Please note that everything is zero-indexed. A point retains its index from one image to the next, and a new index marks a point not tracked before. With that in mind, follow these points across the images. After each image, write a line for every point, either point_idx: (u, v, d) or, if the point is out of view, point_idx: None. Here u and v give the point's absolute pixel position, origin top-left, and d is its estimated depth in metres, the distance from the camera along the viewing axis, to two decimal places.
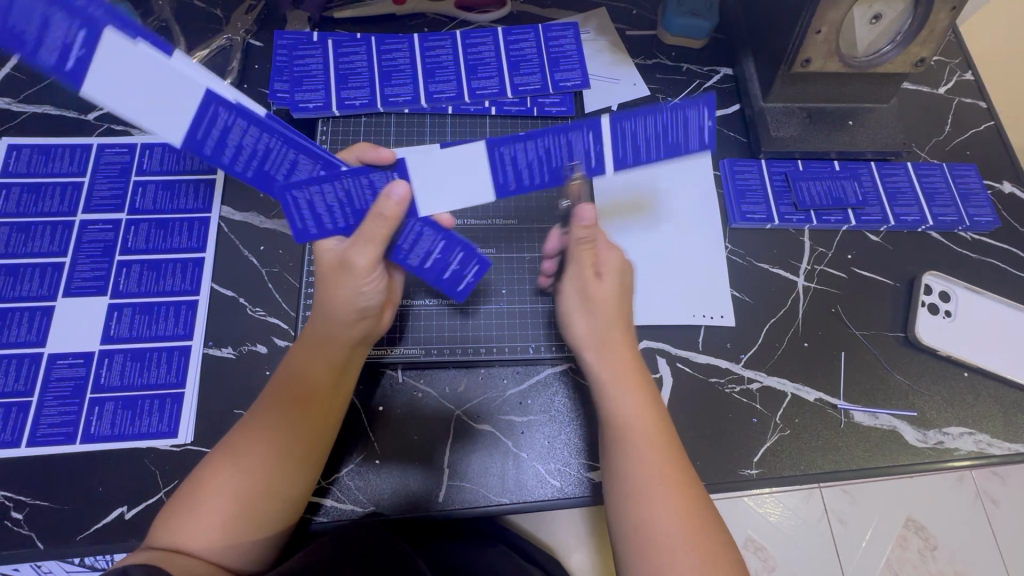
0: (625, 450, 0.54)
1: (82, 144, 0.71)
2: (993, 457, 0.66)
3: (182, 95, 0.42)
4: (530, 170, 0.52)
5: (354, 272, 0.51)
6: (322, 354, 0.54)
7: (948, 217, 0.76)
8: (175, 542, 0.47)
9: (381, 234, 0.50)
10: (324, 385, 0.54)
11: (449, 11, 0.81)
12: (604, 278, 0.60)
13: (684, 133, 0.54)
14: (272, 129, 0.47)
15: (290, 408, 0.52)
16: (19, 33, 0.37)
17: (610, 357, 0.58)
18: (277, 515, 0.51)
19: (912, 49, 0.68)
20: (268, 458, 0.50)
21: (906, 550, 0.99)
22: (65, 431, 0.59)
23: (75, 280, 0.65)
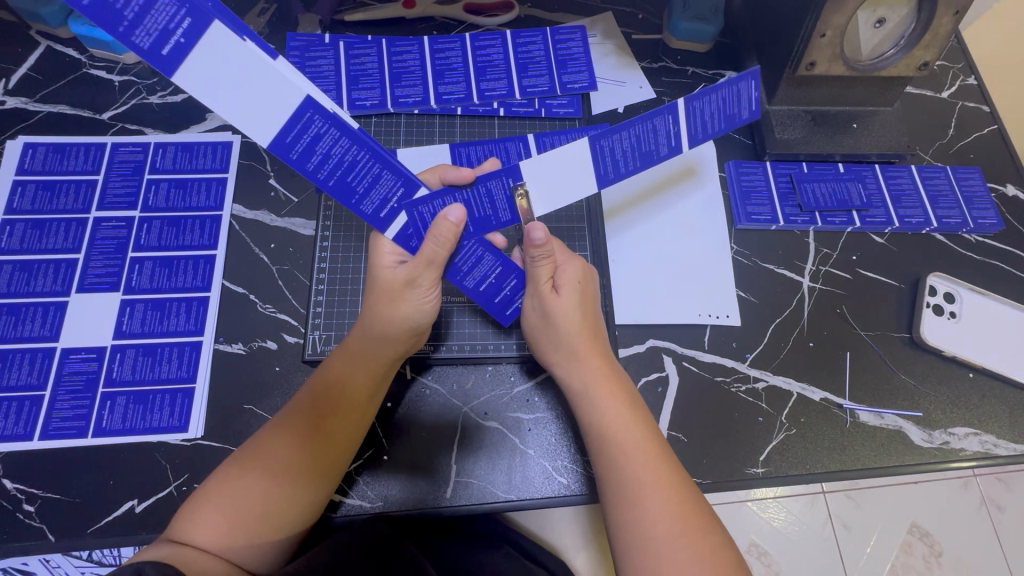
0: (614, 456, 0.55)
1: (96, 142, 0.73)
2: (998, 458, 0.66)
3: (283, 97, 0.44)
4: (492, 203, 0.57)
5: (419, 289, 0.57)
6: (361, 366, 0.57)
7: (953, 219, 0.77)
8: (192, 540, 0.47)
9: (437, 253, 0.55)
10: (358, 396, 0.56)
11: (458, 14, 0.83)
12: (564, 292, 0.61)
13: (740, 105, 0.58)
14: (363, 144, 0.50)
15: (324, 415, 0.54)
16: (118, 12, 0.38)
17: (581, 369, 0.60)
18: (297, 521, 0.52)
19: (917, 53, 0.69)
20: (298, 461, 0.51)
21: (911, 556, 0.99)
22: (77, 424, 0.60)
23: (89, 276, 0.66)
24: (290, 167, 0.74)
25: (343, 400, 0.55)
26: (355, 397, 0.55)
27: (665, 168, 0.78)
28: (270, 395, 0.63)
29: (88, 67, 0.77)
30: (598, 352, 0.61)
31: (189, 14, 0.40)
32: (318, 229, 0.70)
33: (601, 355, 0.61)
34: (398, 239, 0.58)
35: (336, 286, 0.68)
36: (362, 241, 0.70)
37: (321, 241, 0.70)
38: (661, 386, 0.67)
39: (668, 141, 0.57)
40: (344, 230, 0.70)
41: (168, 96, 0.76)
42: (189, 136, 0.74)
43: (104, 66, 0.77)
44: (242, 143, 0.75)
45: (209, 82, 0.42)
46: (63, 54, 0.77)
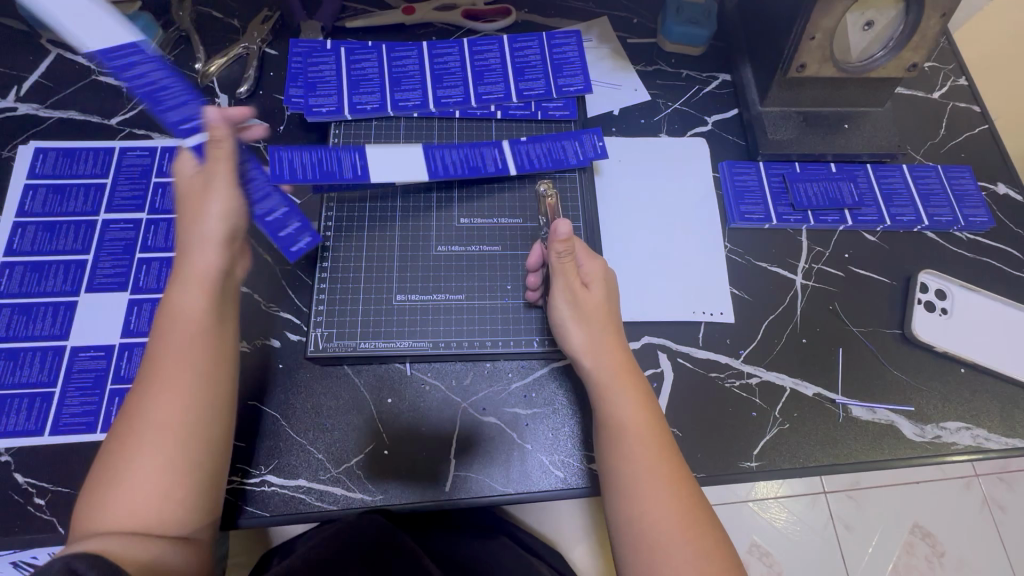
0: (619, 449, 0.56)
1: (105, 147, 0.75)
2: (990, 452, 0.67)
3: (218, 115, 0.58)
4: (337, 164, 0.70)
5: (213, 191, 0.54)
6: (185, 290, 0.53)
7: (944, 217, 0.78)
8: (103, 525, 0.46)
9: (218, 156, 0.54)
10: (201, 317, 0.52)
11: (457, 20, 0.85)
12: (592, 288, 0.62)
13: (569, 152, 0.75)
14: (173, 75, 0.57)
15: (175, 354, 0.51)
16: None
17: (605, 360, 0.60)
18: (193, 456, 0.49)
19: (905, 54, 0.71)
20: (162, 397, 0.50)
21: (913, 556, 1.06)
22: (86, 420, 0.62)
23: (98, 276, 0.68)
24: None
25: (181, 329, 0.52)
26: (198, 318, 0.52)
27: (659, 170, 0.79)
28: (274, 391, 0.65)
29: (97, 74, 0.79)
30: (617, 344, 0.61)
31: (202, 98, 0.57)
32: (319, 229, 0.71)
33: (619, 346, 0.61)
34: (195, 152, 0.57)
35: (337, 285, 0.69)
36: (362, 241, 0.71)
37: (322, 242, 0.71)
38: (656, 382, 0.68)
39: (495, 164, 0.74)
40: (345, 232, 0.71)
41: None
42: None
43: (113, 74, 0.79)
44: (246, 147, 0.76)
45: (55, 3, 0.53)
46: (73, 62, 0.79)
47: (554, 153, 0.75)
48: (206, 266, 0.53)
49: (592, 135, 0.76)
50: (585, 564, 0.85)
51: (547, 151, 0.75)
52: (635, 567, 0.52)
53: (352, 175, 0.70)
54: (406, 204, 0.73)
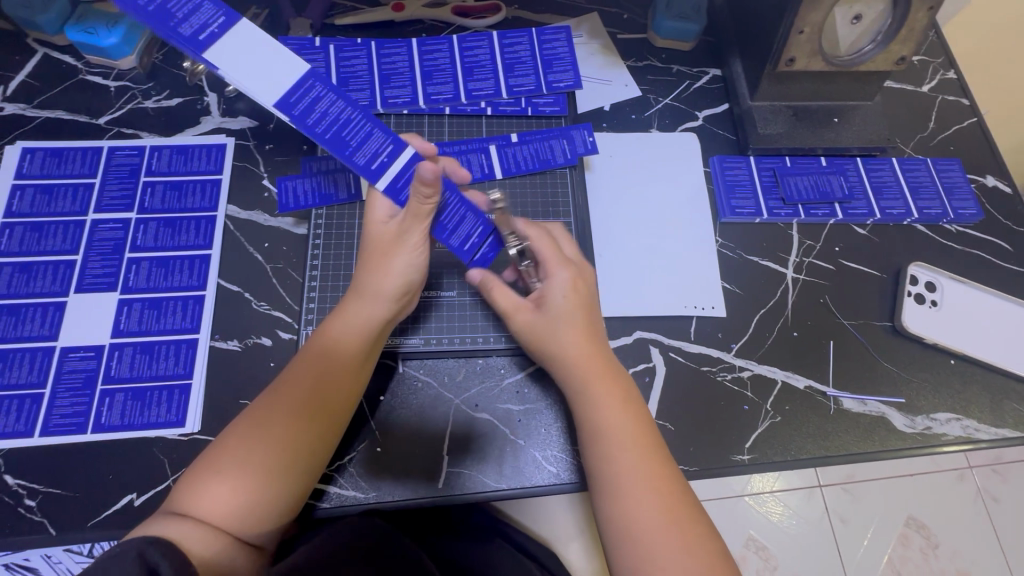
0: (602, 448, 0.56)
1: (93, 146, 0.74)
2: (981, 442, 0.68)
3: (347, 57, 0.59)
4: (335, 186, 0.72)
5: (405, 246, 0.61)
6: (352, 329, 0.60)
7: (933, 210, 0.78)
8: (200, 515, 0.49)
9: (420, 208, 0.57)
10: (352, 358, 0.59)
11: (447, 17, 0.84)
12: (545, 307, 0.63)
13: (554, 152, 0.76)
14: None
15: (318, 377, 0.57)
16: None
17: (579, 368, 0.60)
18: (298, 481, 0.54)
19: (893, 48, 0.71)
20: (293, 419, 0.55)
21: (909, 548, 1.07)
22: (76, 421, 0.61)
23: (87, 277, 0.67)
24: (283, 167, 0.75)
25: (332, 362, 0.58)
26: (349, 358, 0.59)
27: (650, 165, 0.79)
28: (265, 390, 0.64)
29: (84, 73, 0.79)
30: (594, 347, 0.61)
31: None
32: (310, 227, 0.71)
33: (597, 349, 0.62)
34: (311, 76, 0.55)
35: (328, 284, 0.69)
36: (353, 239, 0.71)
37: (313, 240, 0.71)
38: (648, 376, 0.68)
39: (482, 168, 0.74)
40: (335, 233, 0.71)
41: (163, 100, 0.78)
42: (185, 139, 0.76)
43: (101, 73, 0.79)
44: (235, 145, 0.76)
45: None
46: (60, 61, 0.79)
47: (541, 154, 0.75)
48: (377, 310, 0.61)
49: (583, 130, 0.77)
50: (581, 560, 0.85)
51: (534, 152, 0.76)
52: (622, 562, 0.52)
53: (346, 195, 0.72)
54: None
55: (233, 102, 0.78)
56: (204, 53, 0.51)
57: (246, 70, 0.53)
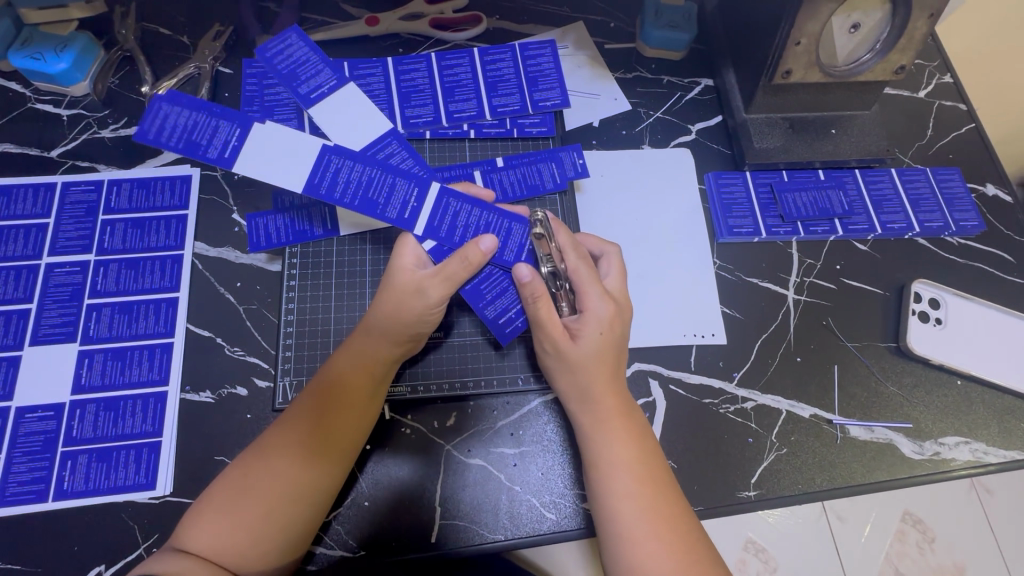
0: (612, 493, 0.53)
1: (45, 182, 0.69)
2: (990, 465, 0.66)
3: (373, 129, 0.66)
4: (309, 221, 0.68)
5: (426, 299, 0.57)
6: (358, 360, 0.57)
7: (934, 223, 0.76)
8: (196, 548, 0.48)
9: (457, 273, 0.58)
10: (358, 390, 0.56)
11: (424, 30, 0.80)
12: (581, 339, 0.58)
13: (542, 176, 0.72)
14: (204, 108, 0.57)
15: (320, 409, 0.54)
16: (148, 133, 0.56)
17: (596, 403, 0.57)
18: (301, 520, 0.51)
19: (892, 57, 0.68)
20: (293, 455, 0.52)
21: (906, 543, 1.05)
22: (36, 488, 0.57)
23: (42, 327, 0.62)
24: (254, 199, 0.70)
25: (340, 393, 0.55)
26: (354, 390, 0.55)
27: (642, 183, 0.76)
28: (242, 446, 0.60)
29: (33, 102, 0.73)
30: (614, 381, 0.58)
31: (334, 80, 0.66)
32: (285, 263, 0.67)
33: (616, 383, 0.58)
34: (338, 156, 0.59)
35: (306, 328, 0.65)
36: (332, 278, 0.67)
37: (288, 279, 0.66)
38: (648, 412, 0.65)
39: None
40: (312, 272, 0.67)
41: (121, 129, 0.72)
42: (146, 171, 0.70)
43: (51, 100, 0.73)
44: (201, 175, 0.71)
45: None
46: (6, 89, 0.73)
47: (529, 180, 0.71)
48: (393, 344, 0.58)
49: (572, 151, 0.73)
50: None
51: (521, 178, 0.71)
52: None
53: (322, 230, 0.68)
54: (377, 235, 0.69)
55: None
56: (234, 167, 0.57)
57: (276, 170, 0.58)
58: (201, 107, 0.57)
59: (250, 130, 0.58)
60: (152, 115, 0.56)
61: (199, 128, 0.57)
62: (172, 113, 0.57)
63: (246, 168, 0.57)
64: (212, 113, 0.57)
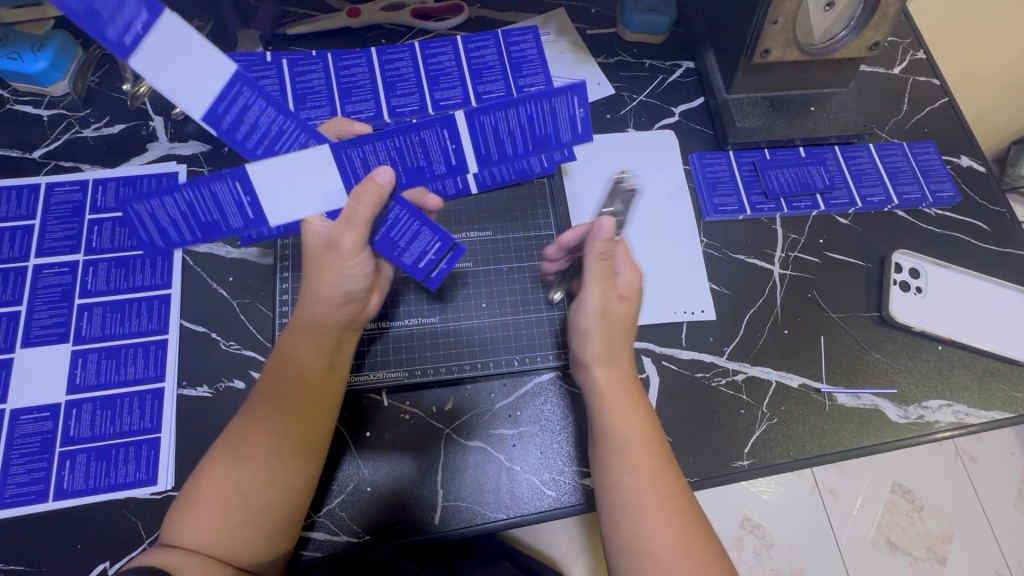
0: (619, 465, 0.54)
1: (29, 183, 0.68)
2: (972, 426, 0.68)
3: (208, 82, 0.49)
4: None
5: (342, 253, 0.54)
6: (310, 340, 0.55)
7: (912, 195, 0.78)
8: (179, 541, 0.48)
9: (356, 211, 0.52)
10: (319, 371, 0.55)
11: (406, 20, 0.80)
12: (626, 300, 0.60)
13: None
14: (178, 191, 0.53)
15: (278, 396, 0.53)
16: (151, 243, 0.57)
17: (614, 371, 0.58)
18: (290, 511, 0.52)
19: (867, 33, 0.69)
20: (255, 448, 0.51)
21: (895, 514, 1.08)
22: (36, 489, 0.57)
23: (34, 329, 0.62)
24: None
25: (298, 376, 0.54)
26: (308, 373, 0.54)
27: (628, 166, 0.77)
28: None
29: (12, 103, 0.72)
30: (625, 355, 0.60)
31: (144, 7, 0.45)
32: (276, 256, 0.67)
33: (626, 360, 0.60)
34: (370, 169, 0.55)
35: None
36: None
37: (281, 271, 0.66)
38: (643, 388, 0.67)
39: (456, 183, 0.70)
40: (305, 270, 0.66)
41: (104, 127, 0.72)
42: (130, 169, 0.70)
43: (31, 101, 0.72)
44: (188, 172, 0.71)
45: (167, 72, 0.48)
46: None
47: (538, 128, 0.61)
48: (333, 316, 0.56)
49: None
50: (570, 541, 0.87)
51: (527, 117, 0.59)
52: None
53: None
54: None
55: (182, 126, 0.72)
56: (270, 222, 0.55)
57: (299, 196, 0.54)
58: (173, 189, 0.53)
59: (248, 177, 0.52)
60: (138, 220, 0.55)
61: (198, 206, 0.54)
62: (158, 206, 0.54)
63: (279, 216, 0.54)
64: (195, 184, 0.52)
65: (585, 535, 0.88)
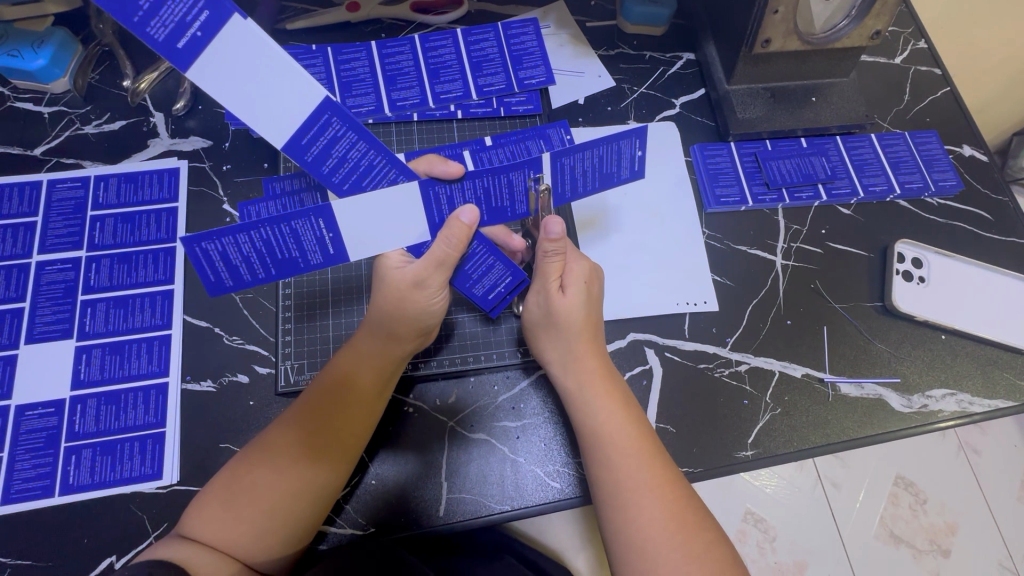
0: (604, 456, 0.54)
1: (31, 181, 0.68)
2: (975, 415, 0.68)
3: (297, 102, 0.45)
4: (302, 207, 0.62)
5: (428, 289, 0.57)
6: (367, 362, 0.57)
7: (914, 184, 0.78)
8: (198, 536, 0.48)
9: (446, 254, 0.55)
10: (367, 391, 0.56)
11: (406, 14, 0.80)
12: (567, 293, 0.60)
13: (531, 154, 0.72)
14: (253, 229, 0.49)
15: (332, 410, 0.54)
16: (219, 281, 0.53)
17: (575, 370, 0.59)
18: (303, 519, 0.51)
19: (868, 23, 0.68)
20: (297, 454, 0.52)
21: (898, 506, 1.08)
22: (42, 484, 0.57)
23: (38, 326, 0.62)
24: (246, 189, 0.70)
25: (345, 397, 0.55)
26: (365, 393, 0.56)
27: None
28: (246, 431, 0.60)
29: (12, 100, 0.72)
30: (595, 349, 0.61)
31: (206, 6, 0.40)
32: None
33: (598, 353, 0.61)
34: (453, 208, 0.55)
35: (305, 311, 0.65)
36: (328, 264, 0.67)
37: None
38: (646, 379, 0.67)
39: None
40: None
41: (104, 124, 0.72)
42: (132, 166, 0.70)
43: (31, 98, 0.72)
44: (189, 167, 0.71)
45: (222, 79, 0.43)
46: None
47: (606, 166, 0.57)
48: (391, 345, 0.58)
49: (559, 128, 0.74)
50: (571, 534, 0.87)
51: (598, 163, 0.56)
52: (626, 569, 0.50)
53: None
54: None
55: (182, 121, 0.72)
56: (346, 258, 0.54)
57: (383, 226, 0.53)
58: (245, 228, 0.49)
59: (332, 215, 0.50)
60: (204, 259, 0.51)
61: (274, 243, 0.51)
62: (231, 243, 0.50)
63: (359, 252, 0.54)
64: (274, 221, 0.49)
65: (587, 527, 0.88)
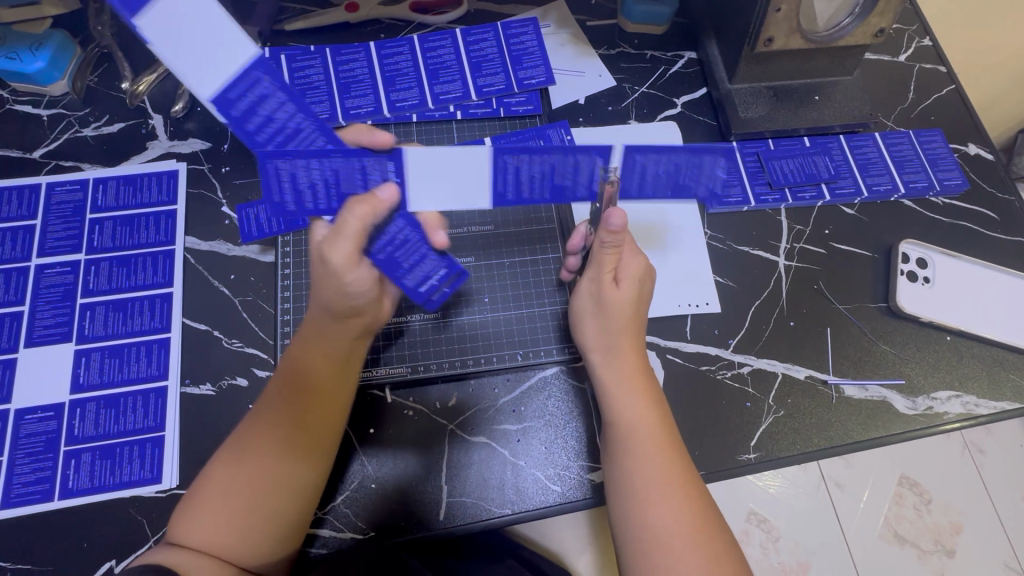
0: (636, 452, 0.53)
1: (30, 184, 0.68)
2: (981, 417, 0.67)
3: (228, 56, 0.43)
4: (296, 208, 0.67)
5: (336, 270, 0.48)
6: (314, 349, 0.54)
7: (919, 183, 0.77)
8: (186, 540, 0.48)
9: (354, 228, 0.47)
10: (320, 378, 0.53)
11: (405, 15, 0.79)
12: (620, 285, 0.59)
13: None
14: (332, 156, 0.46)
15: (285, 408, 0.52)
16: (279, 200, 0.48)
17: (617, 360, 0.58)
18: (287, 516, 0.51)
19: (872, 20, 0.68)
20: (270, 451, 0.51)
21: (903, 506, 1.07)
22: (41, 488, 0.57)
23: (37, 329, 0.62)
24: (245, 191, 0.70)
25: (301, 386, 0.53)
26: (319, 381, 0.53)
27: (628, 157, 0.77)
28: None
29: (12, 103, 0.72)
30: (635, 341, 0.60)
31: None
32: (277, 254, 0.66)
33: (637, 347, 0.59)
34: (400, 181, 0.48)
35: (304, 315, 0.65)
36: None
37: (283, 268, 0.66)
38: None
39: None
40: (306, 266, 0.66)
41: (103, 126, 0.71)
42: (131, 168, 0.70)
43: (30, 101, 0.72)
44: (188, 170, 0.70)
45: (167, 36, 0.42)
46: None
47: (682, 177, 0.50)
48: (335, 330, 0.54)
49: (559, 129, 0.74)
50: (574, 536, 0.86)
51: (672, 169, 0.49)
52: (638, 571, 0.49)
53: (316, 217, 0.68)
54: None
55: (181, 123, 0.72)
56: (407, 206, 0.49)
57: (439, 185, 0.48)
58: (325, 153, 0.45)
59: (402, 160, 0.47)
60: (273, 178, 0.46)
61: (343, 177, 0.47)
62: (303, 165, 0.46)
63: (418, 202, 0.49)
64: (349, 154, 0.46)
65: (589, 530, 0.87)
